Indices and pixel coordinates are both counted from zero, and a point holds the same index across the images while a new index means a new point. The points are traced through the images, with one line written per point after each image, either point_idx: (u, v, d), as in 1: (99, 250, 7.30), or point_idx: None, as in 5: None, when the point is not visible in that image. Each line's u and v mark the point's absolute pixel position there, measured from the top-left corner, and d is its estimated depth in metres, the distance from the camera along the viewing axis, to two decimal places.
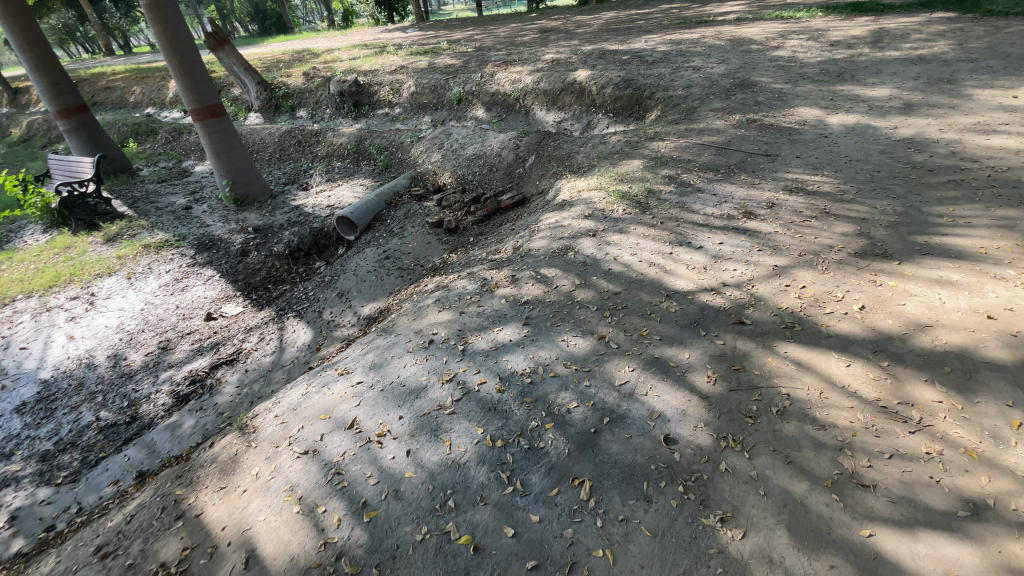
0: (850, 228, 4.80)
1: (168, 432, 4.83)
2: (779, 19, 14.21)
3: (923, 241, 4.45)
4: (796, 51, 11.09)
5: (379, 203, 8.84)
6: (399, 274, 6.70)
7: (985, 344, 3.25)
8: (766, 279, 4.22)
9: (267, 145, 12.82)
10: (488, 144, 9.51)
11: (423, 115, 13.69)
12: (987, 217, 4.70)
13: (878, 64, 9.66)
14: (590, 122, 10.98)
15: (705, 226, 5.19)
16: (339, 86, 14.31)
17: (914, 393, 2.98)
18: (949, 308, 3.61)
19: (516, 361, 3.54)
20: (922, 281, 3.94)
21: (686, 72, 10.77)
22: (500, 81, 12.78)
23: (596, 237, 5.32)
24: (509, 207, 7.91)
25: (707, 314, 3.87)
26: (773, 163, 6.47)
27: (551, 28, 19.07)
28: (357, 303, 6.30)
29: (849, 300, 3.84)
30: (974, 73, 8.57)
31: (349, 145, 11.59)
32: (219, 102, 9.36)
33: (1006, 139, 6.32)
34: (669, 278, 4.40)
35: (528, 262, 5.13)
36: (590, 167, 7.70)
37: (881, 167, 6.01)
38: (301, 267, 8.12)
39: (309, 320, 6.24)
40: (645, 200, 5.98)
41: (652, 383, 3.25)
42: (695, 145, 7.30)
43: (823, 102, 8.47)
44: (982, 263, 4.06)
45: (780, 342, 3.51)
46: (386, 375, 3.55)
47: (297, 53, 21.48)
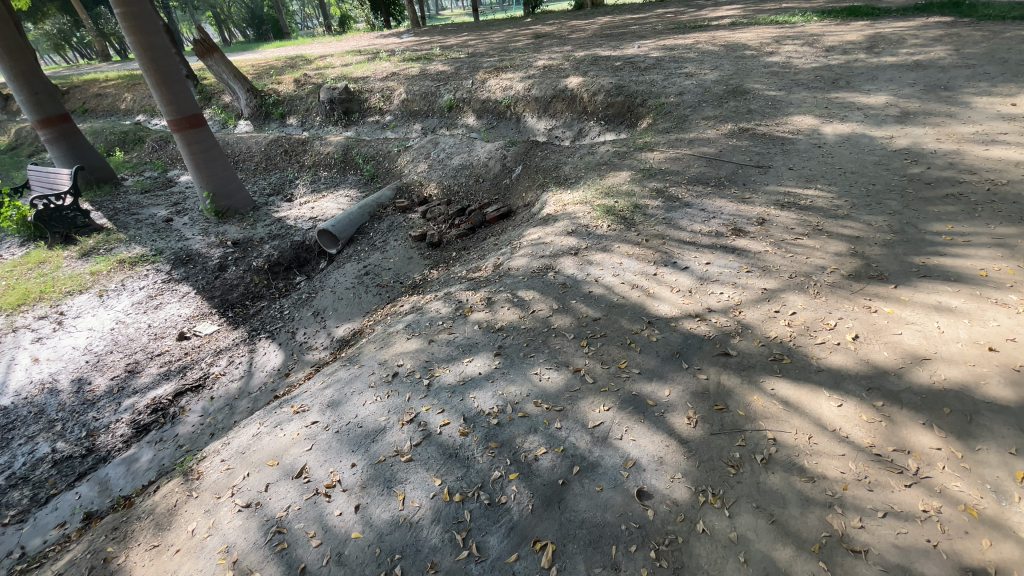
0: (843, 247, 4.56)
1: (124, 467, 4.66)
2: (774, 24, 14.04)
3: (920, 261, 4.21)
4: (791, 57, 10.87)
5: (362, 215, 8.60)
6: (377, 291, 6.45)
7: (988, 380, 3.00)
8: (754, 304, 3.98)
9: (253, 155, 12.59)
10: (475, 154, 9.27)
11: (413, 123, 13.50)
12: (988, 235, 4.46)
13: (873, 71, 9.45)
14: (582, 130, 10.77)
15: (692, 245, 4.94)
16: (330, 93, 14.22)
17: (910, 438, 2.73)
18: (948, 338, 3.36)
19: (483, 398, 3.27)
20: (919, 307, 3.70)
21: (678, 79, 10.55)
22: (491, 88, 12.57)
23: (578, 256, 5.08)
24: (494, 220, 7.67)
25: (691, 344, 3.62)
26: (765, 176, 6.23)
27: (545, 33, 18.92)
28: (332, 323, 6.05)
29: (842, 329, 3.60)
30: (971, 79, 8.35)
31: (336, 154, 11.36)
32: (198, 113, 9.16)
33: (1006, 150, 6.10)
34: (652, 303, 4.14)
35: (506, 283, 4.88)
36: (577, 178, 7.47)
37: (876, 180, 5.77)
38: (281, 283, 7.88)
39: (281, 342, 5.99)
40: (631, 215, 5.74)
41: (627, 426, 2.99)
42: (685, 156, 7.06)
43: (817, 110, 8.25)
44: (982, 287, 3.82)
45: (767, 377, 3.26)
46: (343, 415, 3.29)
47: (290, 60, 21.24)
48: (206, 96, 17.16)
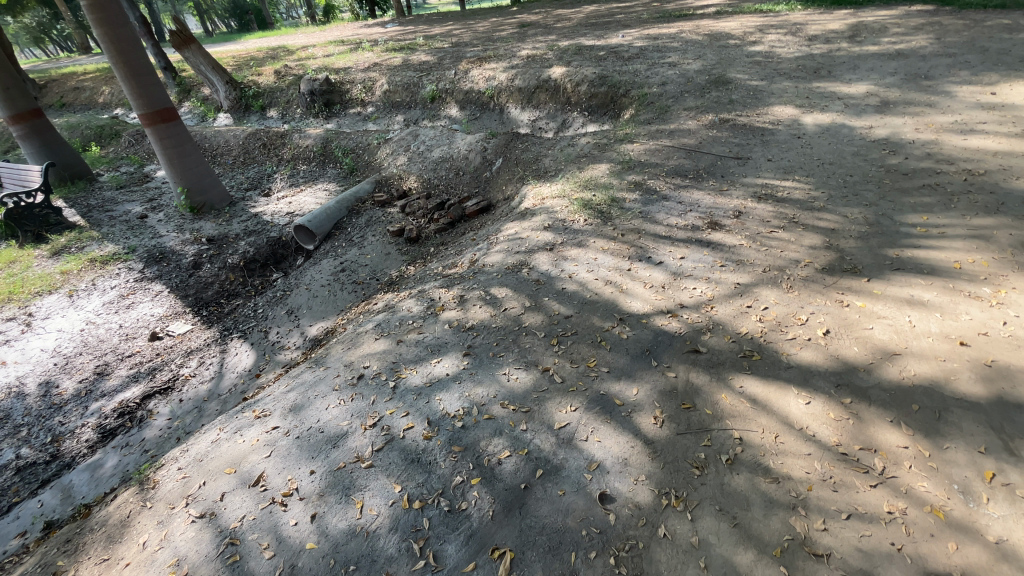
0: (818, 240, 4.53)
1: (89, 473, 4.61)
2: (758, 13, 13.95)
3: (894, 254, 4.18)
4: (774, 46, 10.80)
5: (340, 210, 8.45)
6: (353, 289, 6.34)
7: (957, 375, 2.98)
8: (727, 300, 3.93)
9: (231, 148, 12.33)
10: (456, 146, 9.12)
11: (395, 114, 13.29)
12: (963, 227, 4.44)
13: (855, 60, 9.42)
14: (565, 121, 10.65)
15: (668, 239, 4.88)
16: (310, 84, 13.93)
17: (877, 437, 2.70)
18: (919, 333, 3.34)
19: (449, 400, 3.19)
20: (892, 301, 3.67)
21: (661, 69, 10.44)
22: (474, 78, 12.38)
23: (553, 252, 5.00)
24: (474, 214, 7.55)
25: (662, 342, 3.57)
26: (743, 167, 6.18)
27: (531, 22, 18.70)
28: (306, 322, 5.95)
29: (814, 324, 3.56)
30: (951, 68, 8.33)
31: (315, 147, 11.16)
32: (171, 107, 8.92)
33: (984, 140, 6.08)
34: (624, 299, 4.09)
35: (480, 280, 4.79)
36: (557, 171, 7.37)
37: (854, 171, 5.74)
38: (257, 280, 7.73)
39: (254, 341, 5.91)
40: (608, 208, 5.66)
41: (593, 426, 2.93)
42: (664, 147, 6.98)
43: (798, 100, 8.20)
44: (955, 280, 3.79)
45: (736, 375, 3.22)
46: (304, 420, 3.21)
47: (271, 51, 20.79)
48: (184, 88, 16.76)
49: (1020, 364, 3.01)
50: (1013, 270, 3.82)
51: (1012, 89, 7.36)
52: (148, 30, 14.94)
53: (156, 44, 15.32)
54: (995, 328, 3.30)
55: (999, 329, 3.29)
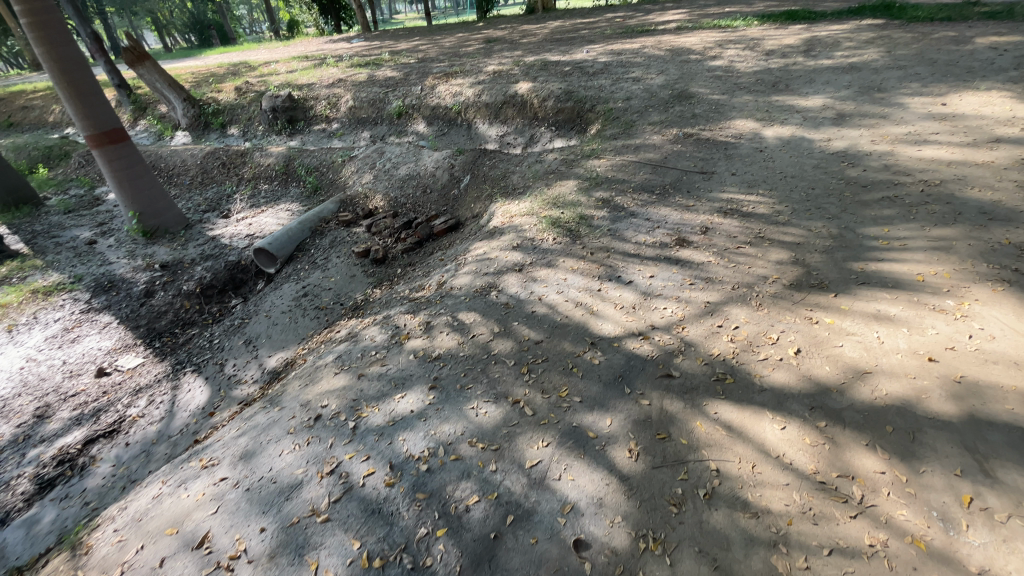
0: (785, 254, 4.53)
1: (23, 530, 4.28)
2: (717, 28, 14.32)
3: (859, 267, 4.21)
4: (734, 61, 11.06)
5: (302, 231, 8.16)
6: (315, 315, 6.07)
7: (929, 393, 2.96)
8: (698, 320, 3.87)
9: (189, 168, 11.85)
10: (422, 163, 8.95)
11: (361, 131, 13.06)
12: (923, 238, 4.51)
13: (811, 73, 9.69)
14: (533, 136, 10.63)
15: (637, 257, 4.82)
16: (272, 101, 13.59)
17: (854, 462, 2.64)
18: (888, 349, 3.33)
19: (412, 441, 3.01)
20: (859, 316, 3.66)
21: (626, 84, 10.54)
22: (440, 94, 12.28)
23: (522, 273, 4.87)
24: (442, 233, 7.37)
25: (634, 367, 3.47)
26: (708, 182, 6.21)
27: (497, 38, 18.79)
28: (264, 352, 5.66)
29: (785, 343, 3.52)
30: (902, 81, 8.64)
31: (277, 165, 10.83)
32: (120, 127, 8.51)
33: (937, 150, 6.26)
34: (595, 322, 3.98)
35: (447, 304, 4.60)
36: (525, 188, 7.29)
37: (816, 184, 5.83)
38: (215, 307, 7.36)
39: (208, 376, 5.59)
40: (576, 226, 5.58)
41: (566, 464, 2.79)
42: (631, 163, 6.98)
43: (759, 113, 8.37)
44: (919, 293, 3.82)
45: (710, 400, 3.13)
46: (256, 469, 3.00)
47: (232, 67, 20.28)
48: (140, 106, 16.13)
49: (988, 379, 3.01)
50: (973, 281, 3.88)
51: (961, 100, 7.65)
52: (100, 47, 14.35)
53: (108, 61, 14.73)
54: (961, 342, 3.31)
55: (965, 343, 3.30)
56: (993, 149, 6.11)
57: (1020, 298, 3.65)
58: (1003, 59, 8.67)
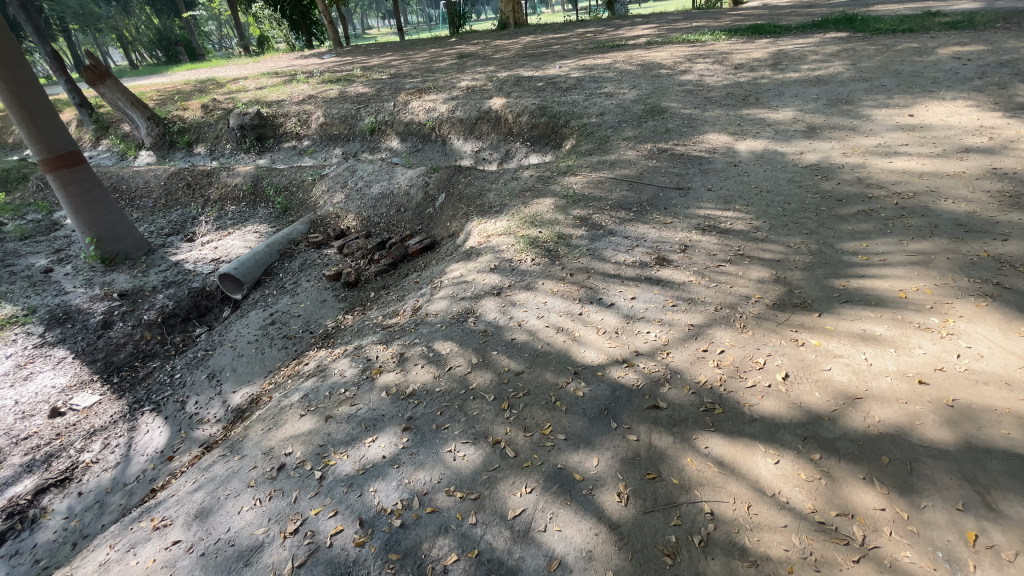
0: (766, 272, 4.46)
1: None
2: (686, 42, 14.56)
3: (841, 285, 4.16)
4: (704, 75, 11.20)
5: (271, 254, 7.84)
6: (283, 345, 5.78)
7: (922, 419, 2.88)
8: (682, 344, 3.74)
9: (151, 189, 11.36)
10: (396, 181, 8.73)
11: (333, 148, 12.79)
12: (901, 253, 4.50)
13: (780, 87, 9.85)
14: (509, 152, 10.55)
15: (617, 278, 4.70)
16: (240, 119, 13.23)
17: (852, 498, 2.53)
18: (877, 372, 3.25)
19: (385, 492, 2.79)
20: (846, 337, 3.59)
21: (599, 99, 10.56)
22: (414, 110, 12.12)
23: (500, 296, 4.68)
24: (417, 253, 7.15)
25: (619, 398, 3.30)
26: (685, 198, 6.16)
27: (470, 53, 18.80)
28: (228, 388, 5.35)
29: (773, 368, 3.41)
30: (869, 93, 8.82)
31: (245, 186, 10.48)
32: (76, 150, 8.09)
33: (907, 162, 6.35)
34: (577, 349, 3.81)
35: (422, 332, 4.35)
36: (502, 206, 7.14)
37: (791, 199, 5.82)
38: (178, 337, 6.97)
39: (168, 415, 5.27)
40: (555, 246, 5.44)
41: (552, 512, 2.60)
42: (607, 179, 6.91)
43: (731, 127, 8.43)
44: (903, 310, 3.78)
45: (699, 433, 2.98)
46: (212, 530, 2.73)
47: (199, 84, 19.76)
48: (101, 125, 15.51)
49: (980, 402, 2.95)
50: (956, 297, 3.86)
51: (927, 110, 7.82)
52: (59, 65, 13.77)
53: (68, 79, 14.14)
54: (950, 362, 3.26)
55: (954, 363, 3.25)
56: (962, 159, 6.21)
57: (1003, 313, 3.63)
58: (964, 69, 8.92)
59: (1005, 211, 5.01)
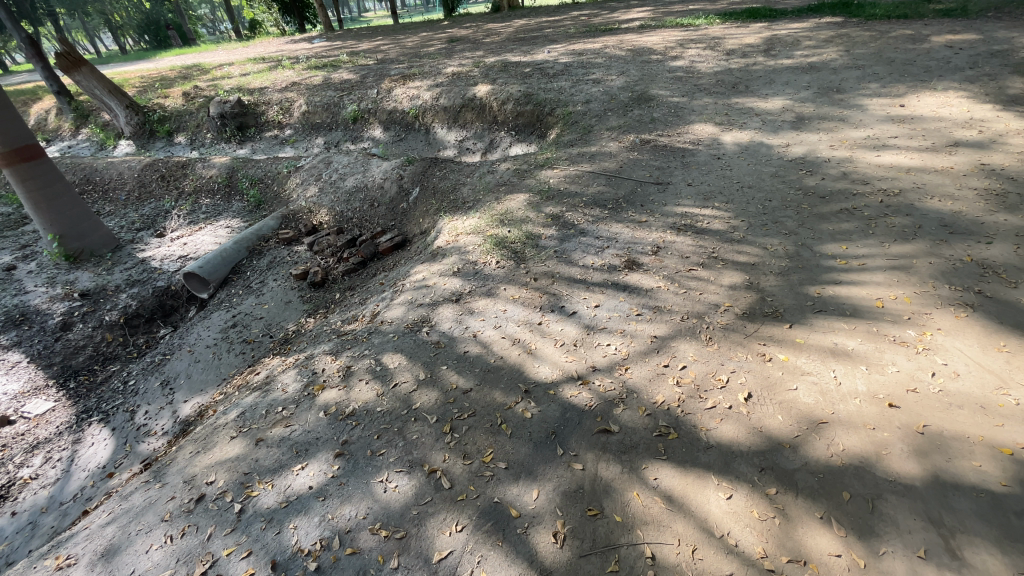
0: (738, 278, 4.21)
1: None
2: (679, 27, 14.11)
3: (816, 292, 3.91)
4: (694, 61, 10.80)
5: (238, 251, 7.58)
6: (240, 350, 5.61)
7: (889, 448, 2.66)
8: (642, 359, 3.50)
9: (125, 181, 10.96)
10: (370, 174, 8.41)
11: (315, 137, 12.43)
12: (882, 256, 4.24)
13: (771, 74, 9.50)
14: (493, 141, 10.23)
15: (582, 283, 4.45)
16: (220, 107, 12.79)
17: (807, 542, 2.32)
18: (846, 393, 3.02)
19: (305, 529, 2.60)
20: (815, 352, 3.35)
21: (586, 86, 10.17)
22: (397, 97, 11.74)
23: (459, 303, 4.42)
24: (387, 251, 6.88)
25: (570, 420, 3.07)
26: (663, 194, 5.87)
27: (460, 37, 18.29)
28: (180, 398, 5.25)
29: (735, 387, 3.18)
30: (862, 81, 8.48)
31: (220, 178, 10.16)
32: (35, 143, 7.79)
33: (897, 156, 6.06)
34: (531, 364, 3.56)
35: (373, 343, 4.11)
36: (475, 201, 6.85)
37: (773, 196, 5.54)
38: (141, 338, 6.79)
39: (116, 426, 5.23)
40: (522, 247, 5.18)
41: (480, 555, 2.40)
42: (585, 173, 6.60)
43: (718, 116, 8.11)
44: (879, 322, 3.53)
45: (650, 462, 2.76)
46: (116, 571, 2.59)
47: (184, 70, 19.28)
48: (81, 113, 15.00)
49: (953, 428, 2.73)
50: (935, 306, 3.61)
51: (921, 100, 7.49)
52: (36, 52, 13.27)
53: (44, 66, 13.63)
54: (924, 382, 3.02)
55: (929, 383, 3.01)
56: (953, 153, 5.93)
57: (985, 326, 3.39)
58: (961, 57, 8.57)
59: (994, 210, 4.75)
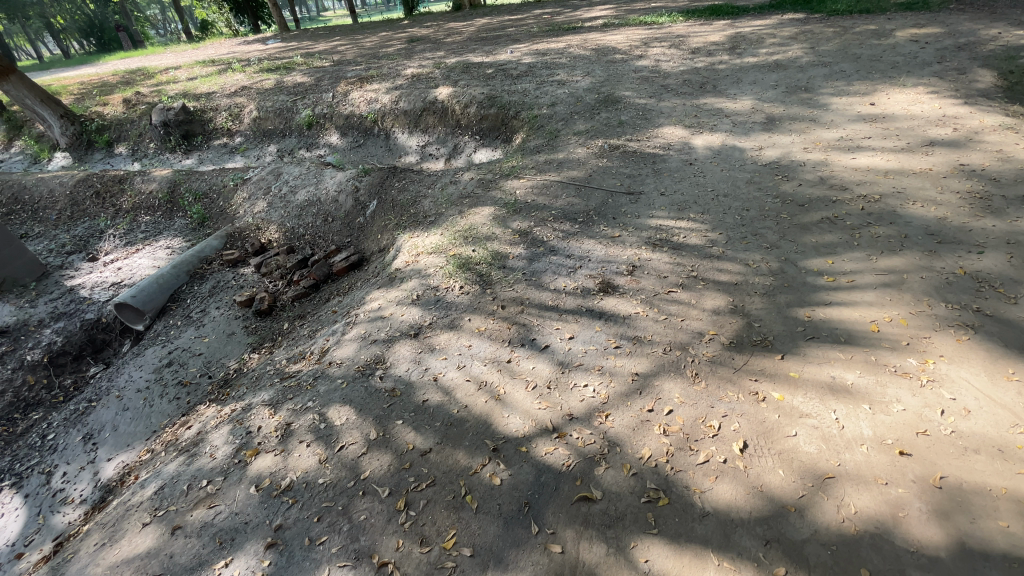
0: (722, 300, 3.88)
1: None
2: (643, 25, 13.89)
3: (806, 315, 3.61)
4: (660, 61, 10.55)
5: (177, 277, 6.88)
6: (175, 396, 5.03)
7: (906, 509, 2.35)
8: (623, 403, 3.11)
9: (56, 199, 9.89)
10: (323, 186, 7.80)
11: (267, 144, 11.64)
12: (871, 271, 3.97)
13: (737, 73, 9.31)
14: (456, 146, 9.74)
15: (554, 309, 4.03)
16: (163, 115, 11.87)
17: None
18: (851, 440, 2.70)
19: None
20: (812, 388, 3.03)
21: (551, 87, 9.78)
22: (354, 101, 11.10)
23: (418, 339, 3.93)
24: (342, 272, 6.34)
25: (545, 487, 2.66)
26: (635, 205, 5.53)
27: (421, 36, 17.66)
28: (104, 456, 4.64)
29: (728, 435, 2.82)
30: (829, 79, 8.35)
31: (161, 193, 9.35)
32: None
33: (872, 158, 5.87)
34: (499, 414, 3.12)
35: (319, 391, 3.59)
36: (437, 215, 6.36)
37: (750, 204, 5.26)
38: (68, 379, 6.05)
39: (30, 492, 4.56)
40: (488, 269, 4.70)
41: None
42: (553, 183, 6.19)
43: (686, 118, 7.83)
44: (877, 350, 3.24)
45: (638, 538, 2.39)
46: None
47: (126, 75, 17.99)
48: (15, 125, 13.67)
49: (972, 479, 2.44)
50: (934, 328, 3.35)
51: (889, 98, 7.38)
52: None
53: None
54: (934, 423, 2.73)
55: (938, 424, 2.72)
56: (928, 154, 5.77)
57: (989, 351, 3.14)
58: (924, 53, 8.53)
59: (978, 215, 4.57)
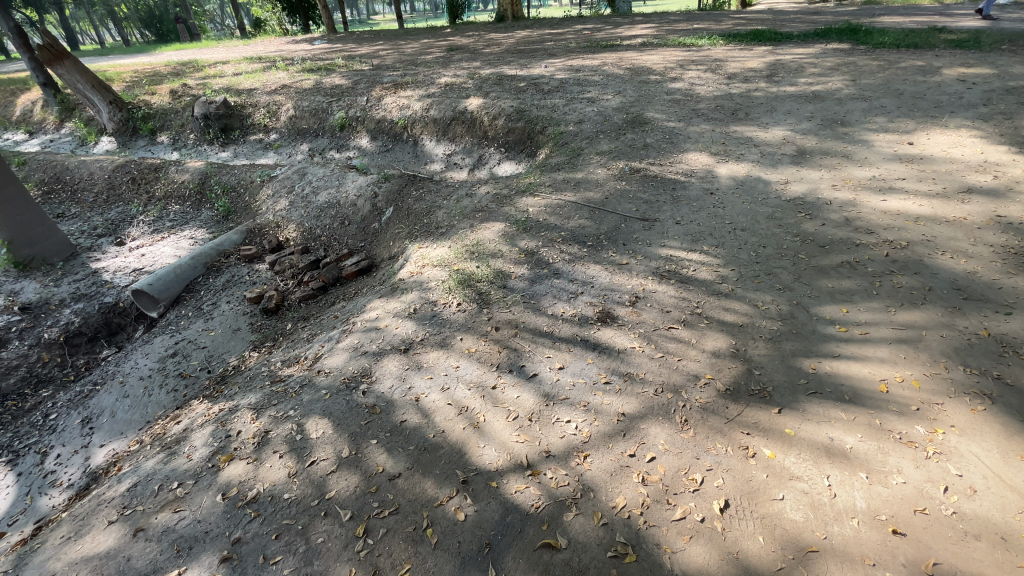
0: (723, 343, 3.71)
1: None
2: (681, 46, 13.71)
3: (811, 367, 3.41)
4: (694, 84, 10.36)
5: (195, 268, 7.03)
6: (173, 387, 5.10)
7: None
8: (604, 444, 2.98)
9: (94, 182, 10.28)
10: (344, 189, 7.88)
11: (300, 143, 11.90)
12: (887, 325, 3.74)
13: (772, 101, 9.06)
14: (481, 157, 9.75)
15: (548, 336, 3.93)
16: (204, 108, 12.26)
17: None
18: (842, 510, 2.51)
19: None
20: (806, 449, 2.84)
21: (580, 104, 9.70)
22: (386, 106, 11.25)
23: (407, 355, 3.88)
24: (351, 276, 6.37)
25: (509, 528, 2.55)
26: (648, 232, 5.38)
27: (461, 46, 17.86)
28: (97, 443, 4.73)
29: (709, 492, 2.66)
30: (868, 113, 8.04)
31: (192, 184, 9.62)
32: None
33: (904, 201, 5.58)
34: (475, 443, 3.03)
35: (302, 401, 3.57)
36: (449, 227, 6.33)
37: (768, 241, 5.05)
38: (80, 360, 6.22)
39: (23, 471, 4.67)
40: (488, 287, 4.63)
41: None
42: (568, 203, 6.09)
43: (714, 146, 7.64)
44: (883, 413, 3.03)
45: None
46: None
47: (178, 66, 18.71)
48: (66, 107, 14.30)
49: (968, 569, 2.24)
50: (948, 394, 3.12)
51: (929, 138, 7.05)
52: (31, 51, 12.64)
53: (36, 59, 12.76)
54: (934, 500, 2.52)
55: (939, 502, 2.51)
56: (964, 202, 5.46)
57: (1005, 425, 2.89)
58: (971, 93, 8.15)
59: (1010, 272, 4.28)
